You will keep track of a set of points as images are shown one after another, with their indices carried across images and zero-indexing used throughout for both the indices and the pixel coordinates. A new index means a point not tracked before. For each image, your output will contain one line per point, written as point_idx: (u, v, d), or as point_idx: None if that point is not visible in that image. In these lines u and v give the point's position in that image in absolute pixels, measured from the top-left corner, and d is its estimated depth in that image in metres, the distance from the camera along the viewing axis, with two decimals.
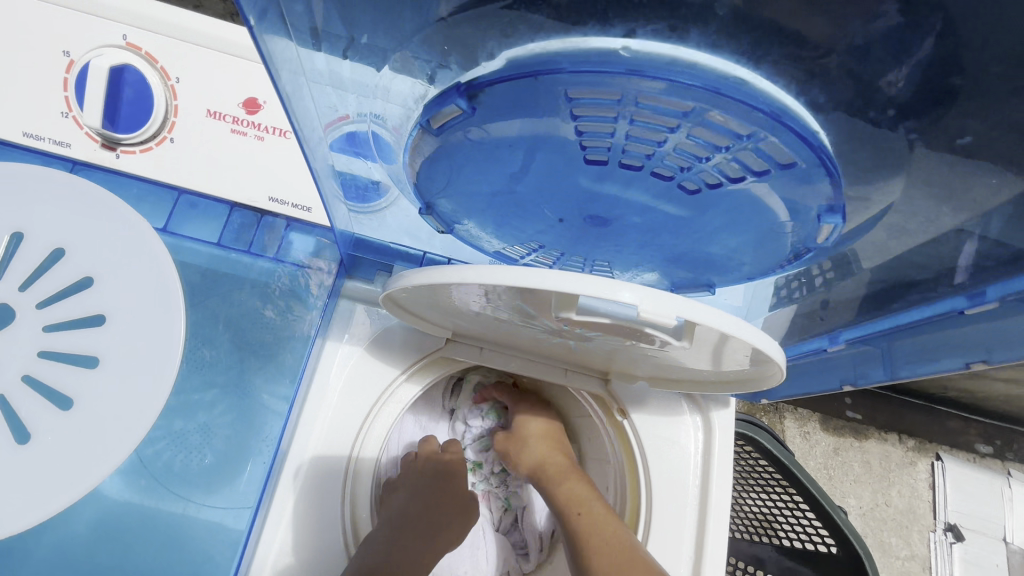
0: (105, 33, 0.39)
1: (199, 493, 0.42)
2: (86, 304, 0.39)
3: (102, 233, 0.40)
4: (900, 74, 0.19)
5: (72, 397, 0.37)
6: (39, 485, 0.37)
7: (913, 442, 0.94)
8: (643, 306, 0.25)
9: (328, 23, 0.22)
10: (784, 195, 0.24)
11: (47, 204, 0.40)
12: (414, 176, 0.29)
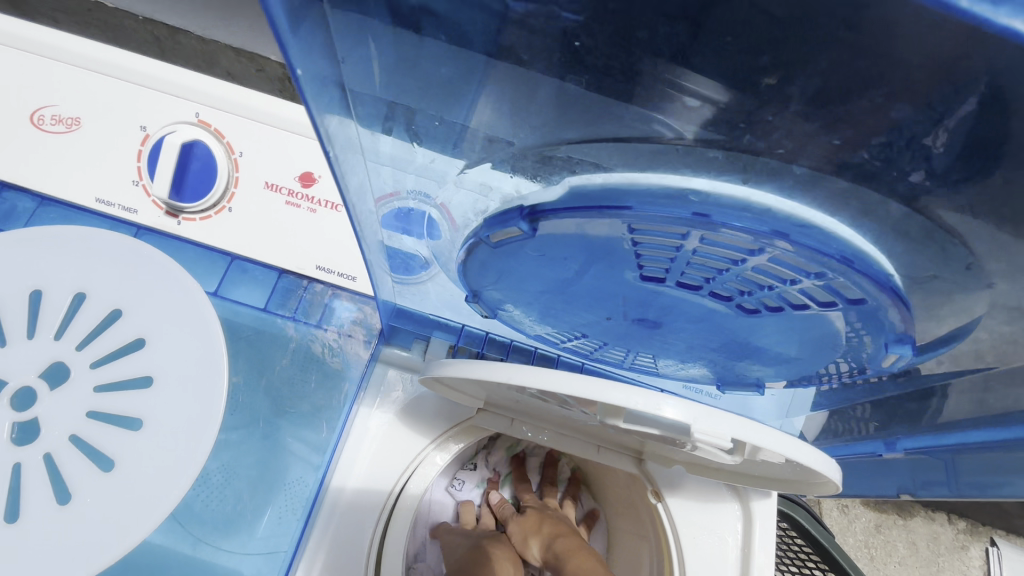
0: (180, 111, 0.42)
1: (218, 536, 0.41)
2: (136, 365, 0.40)
3: (158, 297, 0.42)
4: (940, 141, 0.16)
5: (112, 458, 0.38)
6: (70, 551, 0.36)
7: (964, 523, 0.88)
8: (697, 425, 0.25)
9: (395, 125, 0.22)
10: (849, 320, 0.24)
11: (110, 267, 0.42)
12: (466, 271, 0.30)
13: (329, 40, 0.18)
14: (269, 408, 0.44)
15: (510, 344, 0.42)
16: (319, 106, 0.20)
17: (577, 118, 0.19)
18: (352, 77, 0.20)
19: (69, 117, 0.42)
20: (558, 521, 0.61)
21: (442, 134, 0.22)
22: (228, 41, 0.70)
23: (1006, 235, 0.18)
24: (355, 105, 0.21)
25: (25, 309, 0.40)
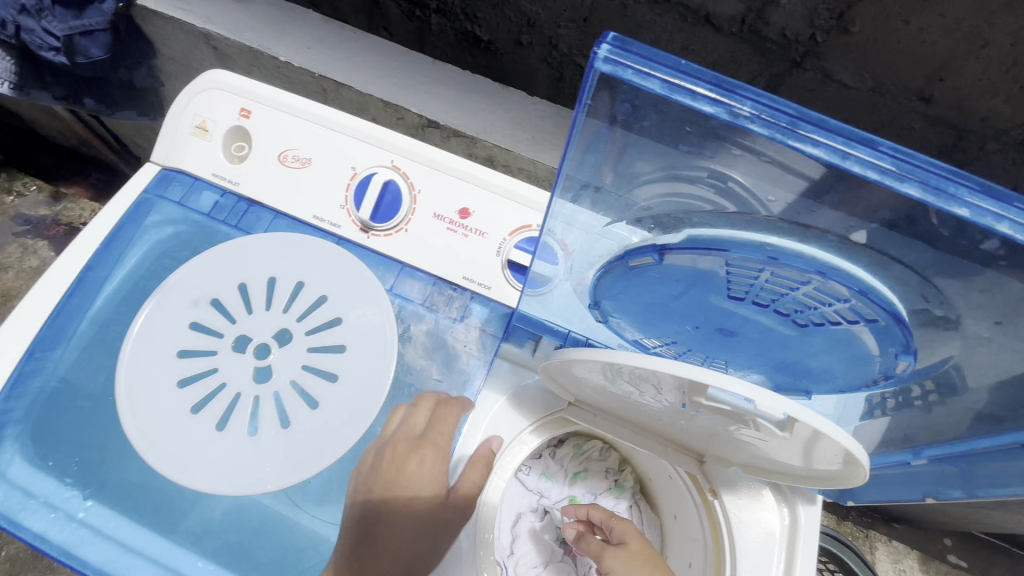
0: (380, 157, 0.58)
1: (309, 503, 0.54)
2: (335, 336, 0.55)
3: (351, 290, 0.57)
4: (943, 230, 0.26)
5: (316, 398, 0.53)
6: (290, 463, 0.51)
7: None
8: (758, 400, 0.35)
9: (581, 201, 0.37)
10: (872, 336, 0.34)
11: (322, 264, 0.58)
12: (597, 284, 0.42)
13: (567, 163, 0.33)
14: (421, 381, 0.59)
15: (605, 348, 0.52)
16: (555, 193, 0.36)
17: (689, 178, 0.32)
18: (571, 177, 0.35)
19: (305, 157, 0.59)
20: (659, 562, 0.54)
21: (610, 205, 0.36)
22: (380, 96, 0.90)
23: (967, 284, 0.29)
24: (564, 192, 0.36)
25: (263, 290, 0.56)
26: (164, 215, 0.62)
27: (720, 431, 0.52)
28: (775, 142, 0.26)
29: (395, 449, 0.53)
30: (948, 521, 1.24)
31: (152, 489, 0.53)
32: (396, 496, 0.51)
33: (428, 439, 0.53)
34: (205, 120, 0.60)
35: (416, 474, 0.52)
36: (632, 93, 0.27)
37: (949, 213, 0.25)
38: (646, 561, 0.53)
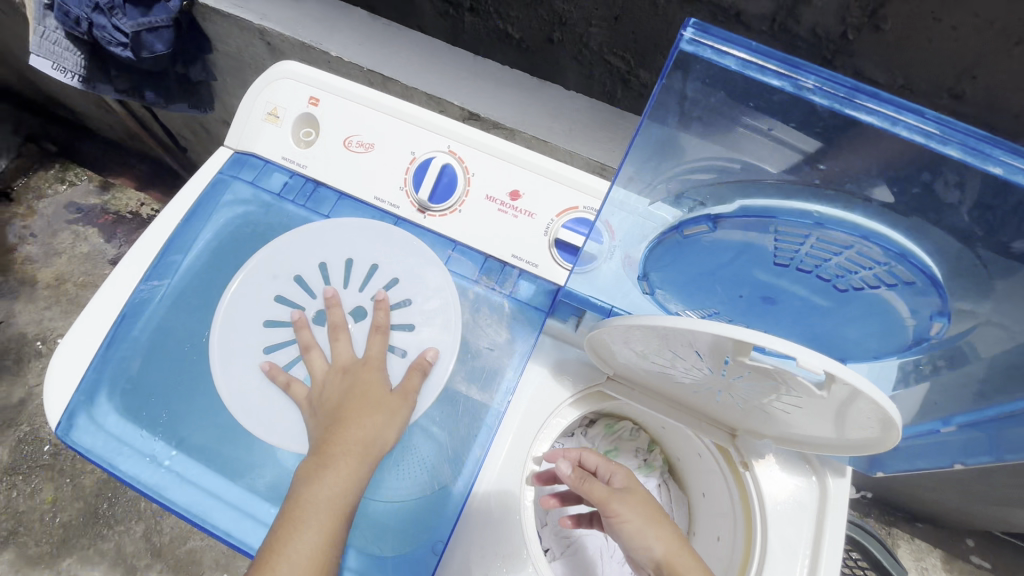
0: (437, 143, 0.62)
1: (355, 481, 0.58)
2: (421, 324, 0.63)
3: (415, 271, 0.64)
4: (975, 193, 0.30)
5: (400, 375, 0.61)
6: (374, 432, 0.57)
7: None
8: (800, 358, 0.39)
9: (636, 188, 0.42)
10: (908, 301, 0.38)
11: (392, 240, 0.64)
12: (648, 257, 0.45)
13: (631, 151, 0.38)
14: (472, 355, 0.63)
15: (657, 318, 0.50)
16: (616, 182, 0.42)
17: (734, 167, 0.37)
18: (631, 167, 0.40)
19: (368, 143, 0.64)
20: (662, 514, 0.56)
21: (663, 191, 0.41)
22: (424, 89, 0.95)
23: (997, 248, 0.32)
24: (623, 181, 0.42)
25: (338, 273, 0.63)
26: (236, 195, 0.67)
27: (756, 401, 0.54)
28: (833, 112, 0.30)
29: (362, 379, 0.59)
30: (972, 519, 1.24)
31: (225, 446, 0.58)
32: (348, 419, 0.57)
33: (360, 378, 0.59)
34: (277, 108, 0.66)
35: (359, 415, 0.57)
36: (705, 72, 0.32)
37: (978, 213, 0.31)
38: (643, 508, 0.55)
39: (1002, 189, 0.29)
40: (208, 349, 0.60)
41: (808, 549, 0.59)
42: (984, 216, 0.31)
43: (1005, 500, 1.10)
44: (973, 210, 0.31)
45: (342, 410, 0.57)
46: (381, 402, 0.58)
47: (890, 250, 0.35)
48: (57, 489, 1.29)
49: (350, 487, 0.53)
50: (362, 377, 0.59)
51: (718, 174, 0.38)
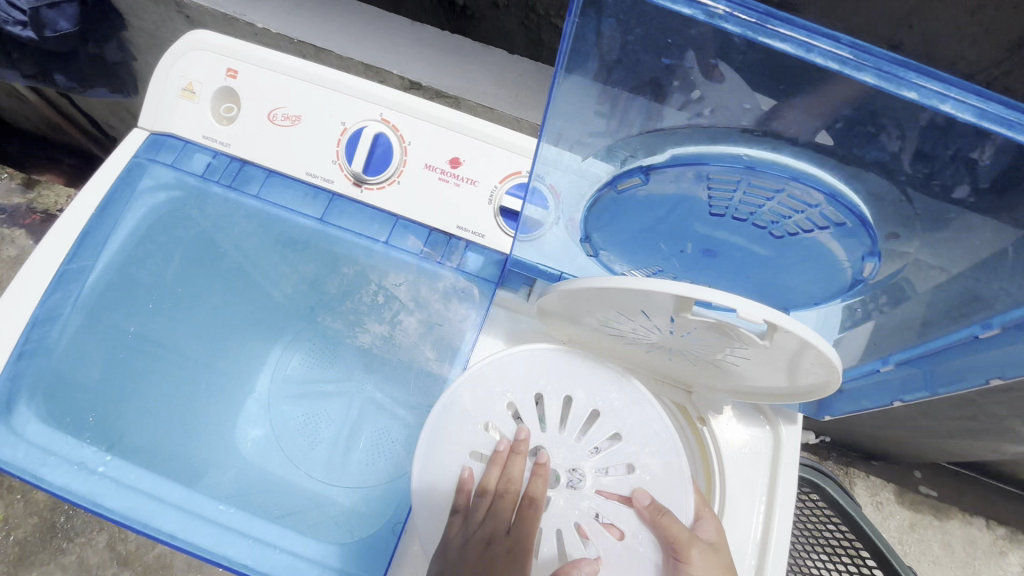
0: (369, 111, 0.59)
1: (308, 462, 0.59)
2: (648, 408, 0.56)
3: (617, 416, 0.56)
4: (894, 120, 0.30)
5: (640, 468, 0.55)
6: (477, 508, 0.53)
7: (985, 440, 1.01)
8: (739, 309, 0.39)
9: (566, 146, 0.40)
10: (842, 243, 0.38)
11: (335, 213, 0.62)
12: (589, 216, 0.44)
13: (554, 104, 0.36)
14: (425, 327, 0.64)
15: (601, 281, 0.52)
16: (545, 139, 0.39)
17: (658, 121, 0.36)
18: (557, 125, 0.38)
19: (294, 116, 0.60)
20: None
21: (593, 146, 0.39)
22: (361, 59, 0.90)
23: (917, 177, 0.32)
24: (554, 138, 0.39)
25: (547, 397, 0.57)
26: (157, 180, 0.63)
27: (712, 360, 0.54)
28: (747, 40, 0.28)
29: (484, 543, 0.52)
30: (921, 454, 1.32)
31: (179, 446, 0.58)
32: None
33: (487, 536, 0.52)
34: (191, 82, 0.61)
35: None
36: (618, 6, 0.30)
37: (920, 165, 0.32)
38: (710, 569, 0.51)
39: (943, 138, 0.30)
40: (152, 345, 0.61)
41: (765, 494, 0.60)
42: (923, 167, 0.32)
43: (949, 432, 1.17)
44: (915, 163, 0.32)
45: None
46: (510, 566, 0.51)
47: (821, 191, 0.34)
48: (9, 506, 1.23)
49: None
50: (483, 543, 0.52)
51: (643, 118, 0.36)
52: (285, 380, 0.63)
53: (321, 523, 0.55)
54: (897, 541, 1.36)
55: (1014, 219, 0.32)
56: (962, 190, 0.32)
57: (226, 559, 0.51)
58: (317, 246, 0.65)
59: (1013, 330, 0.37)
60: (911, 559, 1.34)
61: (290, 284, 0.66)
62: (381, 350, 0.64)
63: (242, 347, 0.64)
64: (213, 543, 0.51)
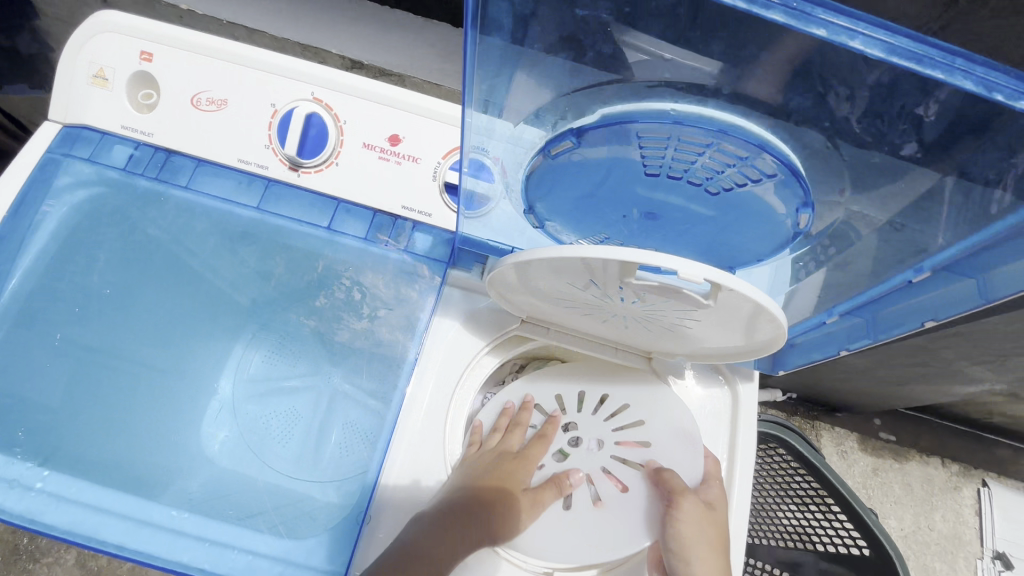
0: (300, 90, 0.56)
1: (278, 460, 0.55)
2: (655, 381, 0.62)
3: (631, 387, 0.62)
4: (811, 64, 0.29)
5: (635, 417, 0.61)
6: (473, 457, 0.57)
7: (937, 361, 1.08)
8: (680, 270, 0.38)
9: (493, 112, 0.38)
10: (776, 195, 0.37)
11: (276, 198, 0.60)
12: (528, 185, 0.43)
13: (473, 69, 0.34)
14: (387, 306, 0.61)
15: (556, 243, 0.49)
16: (471, 108, 0.37)
17: (581, 81, 0.35)
18: (481, 92, 0.36)
19: (219, 100, 0.56)
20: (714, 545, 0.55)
21: (521, 110, 0.37)
22: (298, 39, 0.86)
23: (841, 123, 0.32)
24: (482, 106, 0.38)
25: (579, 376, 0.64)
26: (75, 176, 0.59)
27: (670, 325, 0.54)
28: None
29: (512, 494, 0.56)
30: (880, 402, 1.38)
31: (133, 457, 0.53)
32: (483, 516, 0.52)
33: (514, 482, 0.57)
34: (102, 69, 0.56)
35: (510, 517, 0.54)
36: None
37: (869, 122, 0.32)
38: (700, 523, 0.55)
39: (890, 96, 0.30)
40: (85, 348, 0.56)
41: (725, 452, 0.61)
42: (874, 124, 0.32)
43: (905, 379, 1.22)
44: (865, 121, 0.32)
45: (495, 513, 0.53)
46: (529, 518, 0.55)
47: (750, 143, 0.34)
48: None
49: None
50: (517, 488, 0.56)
51: (567, 78, 0.35)
52: (252, 380, 0.58)
53: (290, 527, 0.52)
54: (861, 486, 1.42)
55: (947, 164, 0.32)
56: (909, 147, 0.32)
57: (181, 565, 0.49)
58: (262, 237, 0.61)
59: (942, 271, 0.39)
60: (874, 501, 1.41)
61: (235, 274, 0.61)
62: (348, 339, 0.60)
63: (200, 347, 0.59)
64: (167, 551, 0.50)
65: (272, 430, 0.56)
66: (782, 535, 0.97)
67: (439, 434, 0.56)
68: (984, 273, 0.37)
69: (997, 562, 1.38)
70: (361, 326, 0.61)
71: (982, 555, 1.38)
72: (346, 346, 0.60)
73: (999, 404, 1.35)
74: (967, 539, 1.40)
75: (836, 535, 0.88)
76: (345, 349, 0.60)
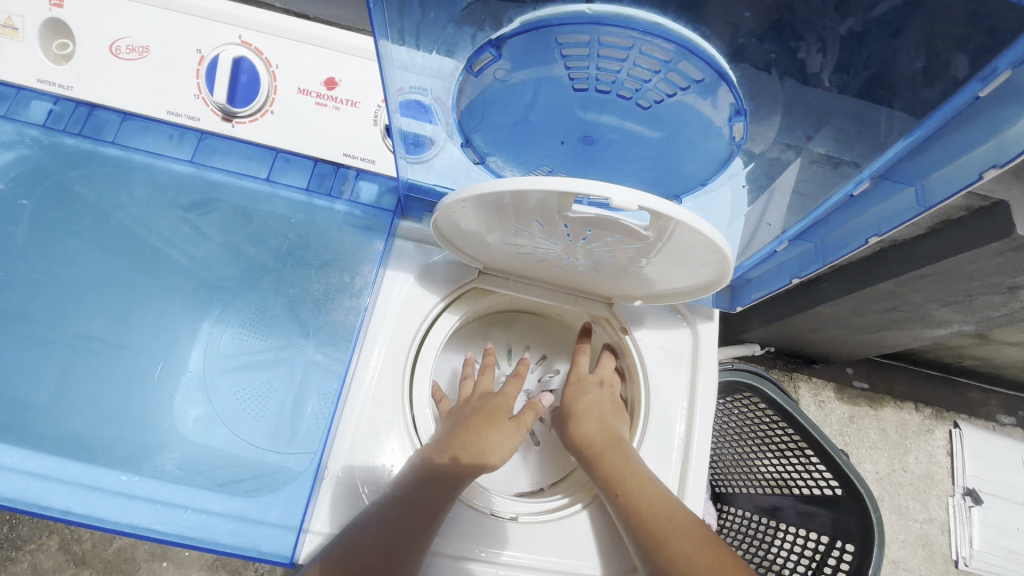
0: (227, 34, 0.53)
1: (241, 430, 0.56)
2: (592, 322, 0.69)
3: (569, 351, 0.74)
4: None
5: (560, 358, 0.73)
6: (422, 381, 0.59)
7: (910, 303, 1.09)
8: (614, 196, 0.36)
9: (408, 37, 0.37)
10: (707, 107, 0.36)
11: (212, 152, 0.57)
12: (459, 114, 0.41)
13: None
14: (336, 263, 0.62)
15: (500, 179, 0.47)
16: (384, 35, 0.36)
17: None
18: (391, 14, 0.34)
19: (141, 46, 0.53)
20: (602, 413, 0.62)
21: (438, 32, 0.36)
22: None
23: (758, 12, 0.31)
24: (398, 34, 0.36)
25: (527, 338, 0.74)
26: None
27: (620, 271, 0.54)
28: None
29: (490, 421, 0.60)
30: (855, 350, 1.39)
31: (94, 430, 0.53)
32: (466, 439, 0.56)
33: (489, 410, 0.61)
34: (9, 17, 0.52)
35: (497, 445, 0.58)
36: None
37: (838, 76, 0.33)
38: (591, 409, 0.62)
39: (859, 46, 0.31)
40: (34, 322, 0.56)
41: (686, 395, 0.61)
42: (843, 80, 0.33)
43: (877, 325, 1.23)
44: (835, 74, 0.33)
45: (478, 440, 0.57)
46: (509, 447, 0.59)
47: (673, 43, 0.33)
48: None
49: (418, 532, 0.48)
50: (488, 412, 0.60)
51: None
52: (220, 355, 0.58)
53: (252, 486, 0.51)
54: (838, 433, 1.44)
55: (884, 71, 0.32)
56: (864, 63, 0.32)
57: (131, 527, 0.47)
58: (216, 204, 0.61)
59: (882, 180, 0.38)
60: (850, 447, 1.44)
61: (176, 234, 0.61)
62: (296, 307, 0.61)
63: (165, 324, 0.59)
64: (117, 513, 0.47)
65: (228, 404, 0.56)
66: (761, 483, 0.99)
67: (396, 387, 0.56)
68: (922, 178, 0.37)
69: (967, 499, 1.42)
70: (314, 293, 0.61)
71: (954, 493, 1.42)
72: (293, 314, 0.61)
73: (969, 346, 1.37)
74: (939, 478, 1.44)
75: (809, 477, 0.89)
76: (296, 318, 0.61)
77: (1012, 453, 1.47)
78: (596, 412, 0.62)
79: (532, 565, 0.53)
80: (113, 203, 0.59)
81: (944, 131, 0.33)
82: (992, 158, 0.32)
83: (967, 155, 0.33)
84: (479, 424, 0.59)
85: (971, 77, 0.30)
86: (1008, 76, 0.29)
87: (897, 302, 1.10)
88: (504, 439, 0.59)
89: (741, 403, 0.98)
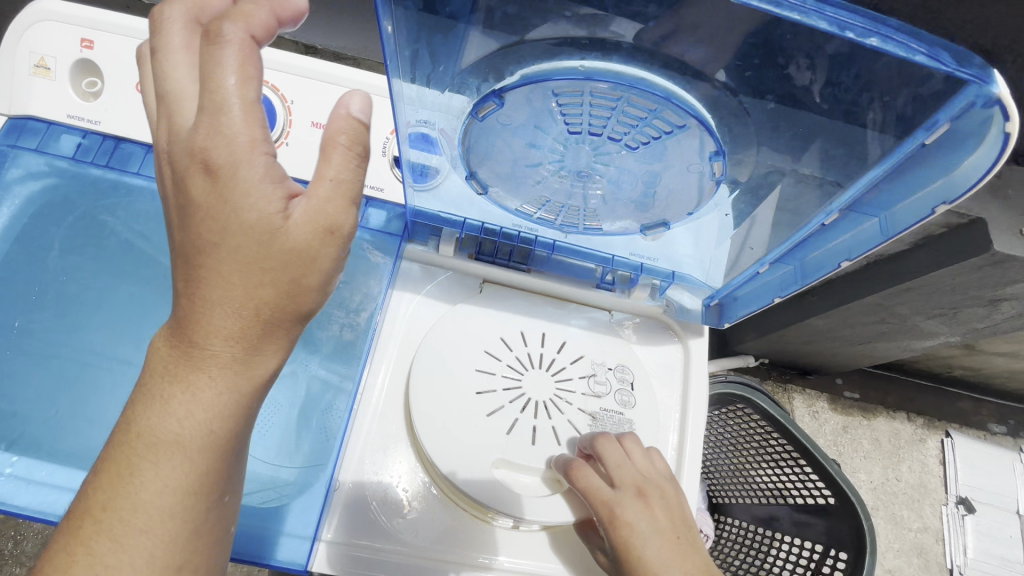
0: None
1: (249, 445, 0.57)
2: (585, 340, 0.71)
3: None
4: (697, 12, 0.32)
5: None
6: None
7: (896, 315, 1.13)
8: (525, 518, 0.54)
9: (420, 79, 0.40)
10: (688, 146, 0.41)
11: None
12: (464, 152, 0.45)
13: (393, 28, 0.35)
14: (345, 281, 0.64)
15: (504, 210, 0.51)
16: (400, 77, 0.39)
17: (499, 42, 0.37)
18: (406, 58, 0.38)
19: None
20: (675, 532, 0.55)
21: (447, 78, 0.40)
22: None
23: (731, 66, 0.35)
24: (413, 77, 0.40)
25: None
26: (25, 169, 0.59)
27: (591, 368, 0.60)
28: None
29: (215, 282, 0.37)
30: (846, 361, 1.43)
31: None
32: (194, 325, 0.38)
33: (205, 256, 0.37)
34: (43, 57, 0.56)
35: (216, 298, 0.37)
36: None
37: (828, 91, 0.35)
38: (658, 512, 0.55)
39: (846, 63, 0.33)
40: (47, 342, 0.57)
41: (678, 407, 0.63)
42: (833, 95, 0.35)
43: (867, 337, 1.26)
44: (824, 88, 0.35)
45: (195, 285, 0.37)
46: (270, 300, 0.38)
47: (656, 95, 0.38)
48: None
49: (193, 522, 0.39)
50: (201, 268, 0.37)
51: (484, 38, 0.36)
52: None
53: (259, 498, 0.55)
54: (832, 443, 1.47)
55: (864, 110, 0.35)
56: (841, 104, 0.35)
57: None
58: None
59: (848, 211, 0.42)
60: (844, 457, 1.46)
61: None
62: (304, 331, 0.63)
63: None
64: None
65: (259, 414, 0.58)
66: (758, 493, 1.01)
67: (401, 402, 0.58)
68: (885, 211, 0.41)
69: (960, 507, 1.45)
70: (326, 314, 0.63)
71: (947, 501, 1.45)
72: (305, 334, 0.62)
73: (957, 357, 1.42)
74: (932, 487, 1.46)
75: (804, 487, 0.92)
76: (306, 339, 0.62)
77: (1002, 461, 1.50)
78: (672, 541, 0.55)
79: (535, 571, 0.56)
80: (132, 227, 0.62)
81: (901, 169, 0.37)
82: (942, 194, 0.36)
83: (923, 190, 0.37)
84: (201, 242, 0.37)
85: (916, 127, 0.34)
86: (947, 129, 0.33)
87: (884, 314, 1.14)
88: (249, 284, 0.37)
89: (734, 417, 1.00)
